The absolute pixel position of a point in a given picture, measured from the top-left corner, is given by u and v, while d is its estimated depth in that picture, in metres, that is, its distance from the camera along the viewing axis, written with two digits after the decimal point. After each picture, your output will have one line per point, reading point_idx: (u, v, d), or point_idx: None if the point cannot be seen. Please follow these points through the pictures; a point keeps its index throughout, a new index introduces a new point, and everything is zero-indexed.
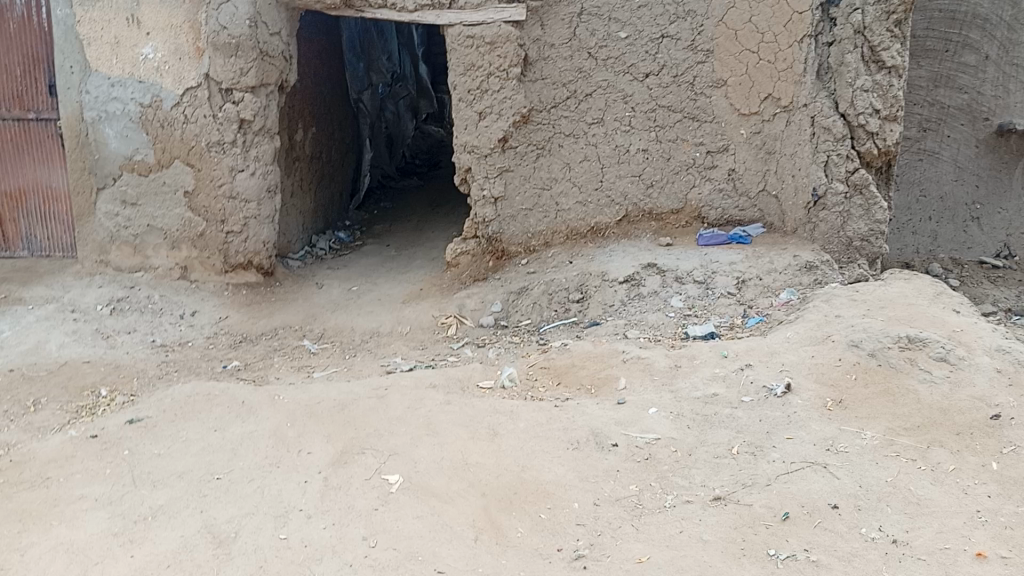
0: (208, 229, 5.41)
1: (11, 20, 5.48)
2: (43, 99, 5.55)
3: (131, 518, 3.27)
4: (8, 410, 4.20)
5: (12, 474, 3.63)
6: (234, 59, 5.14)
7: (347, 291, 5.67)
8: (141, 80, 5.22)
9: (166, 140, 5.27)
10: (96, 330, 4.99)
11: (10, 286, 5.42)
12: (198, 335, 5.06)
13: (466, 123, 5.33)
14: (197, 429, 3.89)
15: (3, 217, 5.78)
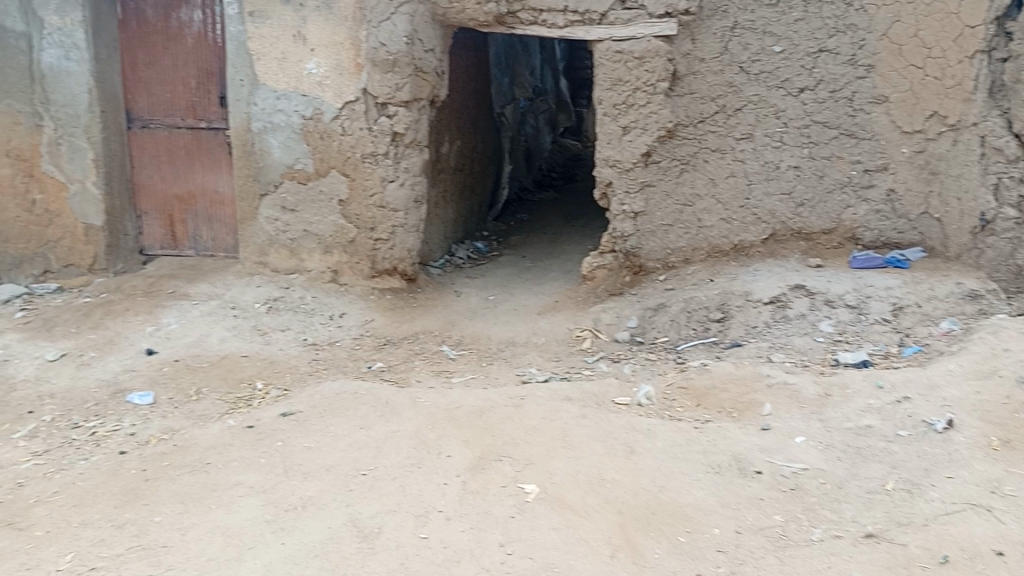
0: (359, 236, 5.68)
1: (189, 35, 5.94)
2: (215, 110, 6.01)
3: (284, 507, 3.46)
4: (174, 397, 4.55)
5: (176, 457, 3.91)
6: (391, 75, 5.39)
7: (485, 300, 5.78)
8: (304, 94, 5.55)
9: (324, 151, 5.58)
10: (253, 327, 5.32)
11: (179, 283, 5.86)
12: (346, 336, 5.30)
13: (609, 138, 5.30)
14: (344, 426, 4.07)
15: (173, 219, 6.22)
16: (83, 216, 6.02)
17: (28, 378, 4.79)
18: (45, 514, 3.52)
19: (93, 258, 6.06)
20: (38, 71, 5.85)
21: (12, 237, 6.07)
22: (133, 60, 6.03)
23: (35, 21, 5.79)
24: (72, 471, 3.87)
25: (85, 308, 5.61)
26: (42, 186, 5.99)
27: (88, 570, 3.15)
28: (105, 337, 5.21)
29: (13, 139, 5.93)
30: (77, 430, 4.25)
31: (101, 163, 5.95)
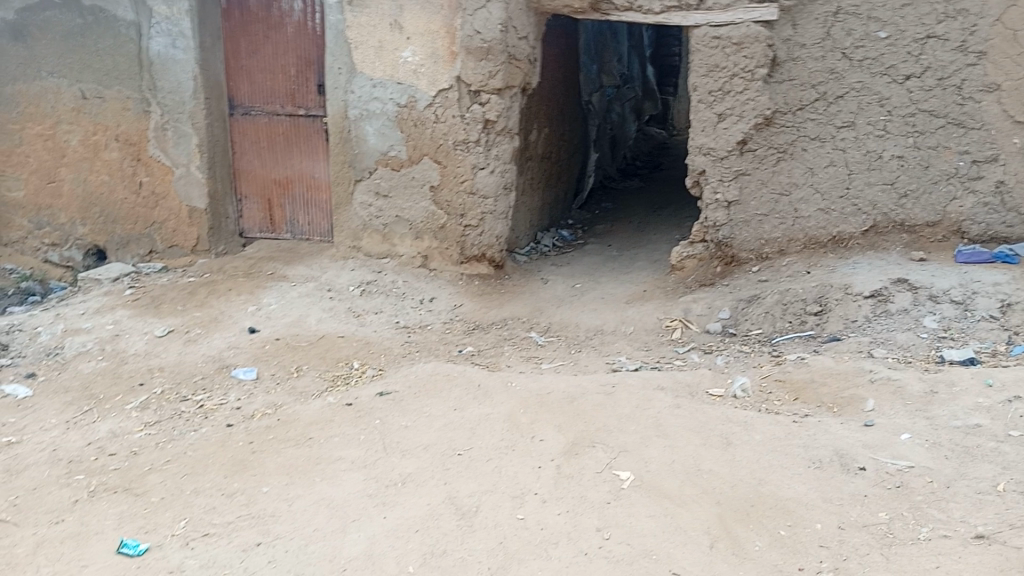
0: (449, 222, 5.78)
1: (289, 24, 6.10)
2: (313, 97, 6.17)
3: (385, 482, 3.57)
4: (276, 373, 4.74)
5: (281, 431, 4.08)
6: (484, 62, 5.45)
7: (572, 288, 5.81)
8: (399, 82, 5.67)
9: (418, 138, 5.70)
10: (348, 309, 5.48)
11: (276, 265, 6.08)
12: (437, 320, 5.41)
13: (704, 125, 5.24)
14: (439, 407, 4.17)
15: (271, 203, 6.43)
16: (187, 199, 6.31)
17: (139, 352, 5.06)
18: (160, 480, 3.72)
19: (196, 239, 6.36)
20: (147, 59, 6.14)
21: (120, 218, 6.44)
22: (235, 48, 6.24)
23: (144, 11, 6.07)
24: (183, 441, 4.06)
25: (190, 287, 5.88)
26: (149, 170, 6.32)
27: (203, 535, 3.31)
28: (209, 315, 5.45)
29: (122, 124, 6.29)
30: (186, 403, 4.46)
31: (205, 148, 6.21)
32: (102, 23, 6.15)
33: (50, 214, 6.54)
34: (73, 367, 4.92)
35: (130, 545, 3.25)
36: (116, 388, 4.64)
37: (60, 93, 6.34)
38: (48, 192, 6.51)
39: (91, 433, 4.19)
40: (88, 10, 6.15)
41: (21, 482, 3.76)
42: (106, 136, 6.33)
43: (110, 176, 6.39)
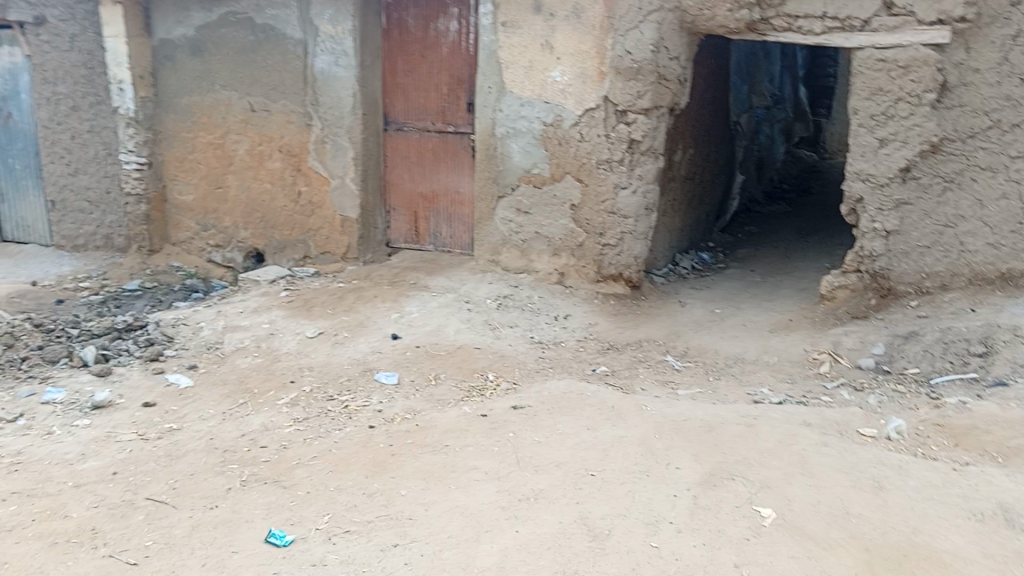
0: (587, 240, 5.83)
1: (444, 44, 6.33)
2: (462, 115, 6.37)
3: (518, 496, 3.61)
4: (415, 379, 4.90)
5: (418, 436, 4.21)
6: (633, 83, 5.44)
7: (711, 313, 5.70)
8: (547, 101, 5.77)
9: (562, 157, 5.79)
10: (485, 321, 5.59)
11: (419, 275, 6.31)
12: (571, 337, 5.42)
13: (863, 150, 5.00)
14: (572, 425, 4.19)
15: (417, 216, 6.68)
16: (340, 209, 6.65)
17: (291, 351, 5.36)
18: (306, 475, 3.89)
19: (346, 247, 6.69)
20: (311, 76, 6.52)
21: (279, 224, 6.92)
22: (393, 67, 6.53)
23: (311, 30, 6.44)
24: (328, 439, 4.26)
25: (339, 292, 6.20)
26: (307, 180, 6.72)
27: (344, 532, 3.42)
28: (355, 320, 5.72)
29: (285, 136, 6.73)
30: (331, 402, 4.67)
31: (360, 161, 6.51)
32: (272, 40, 6.58)
33: (215, 217, 7.16)
34: (231, 362, 5.26)
35: (277, 536, 3.37)
36: (269, 384, 4.93)
37: (231, 105, 6.86)
38: (215, 197, 7.12)
39: (244, 425, 4.44)
40: (260, 28, 6.59)
41: (181, 467, 3.98)
42: (270, 147, 6.80)
43: (271, 184, 6.87)
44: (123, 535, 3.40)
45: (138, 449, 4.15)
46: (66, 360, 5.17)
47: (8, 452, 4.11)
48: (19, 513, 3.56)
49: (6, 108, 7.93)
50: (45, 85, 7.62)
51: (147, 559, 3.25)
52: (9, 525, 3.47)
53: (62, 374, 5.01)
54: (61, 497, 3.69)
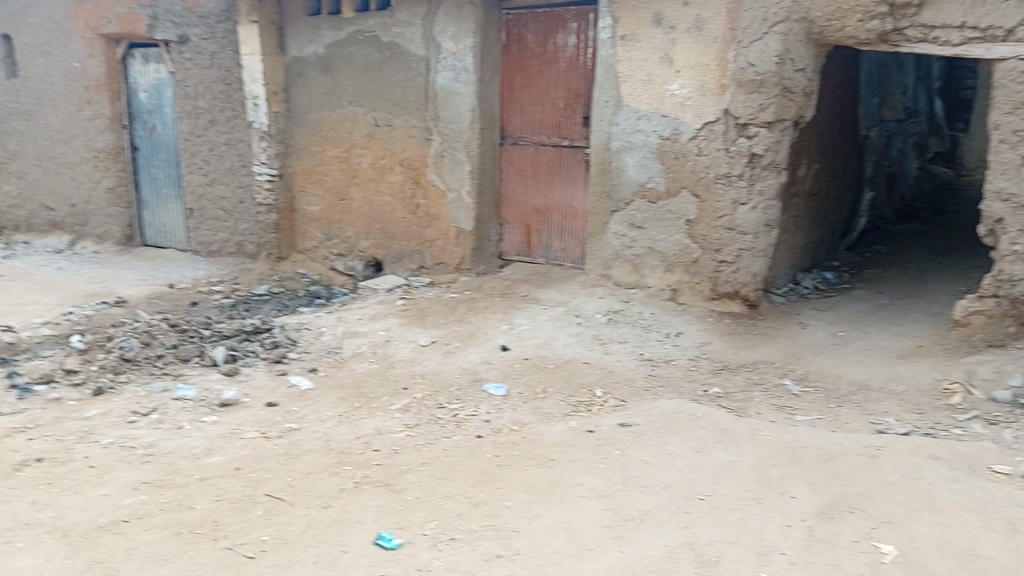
0: (703, 256, 5.71)
1: (562, 59, 6.36)
2: (578, 129, 6.37)
3: (623, 515, 3.56)
4: (523, 392, 4.93)
5: (525, 449, 4.24)
6: (756, 95, 5.31)
7: (833, 336, 5.46)
8: (665, 114, 5.70)
9: (678, 171, 5.71)
10: (594, 336, 5.57)
11: (530, 287, 6.36)
12: (682, 355, 5.32)
13: (1005, 167, 4.69)
14: (681, 446, 4.11)
15: (530, 229, 6.75)
16: (455, 221, 6.80)
17: (404, 358, 5.51)
18: (415, 481, 3.98)
19: (459, 258, 6.83)
20: (432, 92, 6.71)
21: (397, 234, 7.16)
22: (511, 82, 6.63)
23: (434, 47, 6.63)
24: (437, 446, 4.35)
25: (452, 302, 6.32)
26: (425, 192, 6.92)
27: (450, 539, 3.48)
28: (466, 330, 5.82)
29: (406, 150, 6.95)
30: (441, 410, 4.77)
31: (475, 175, 6.64)
32: (397, 57, 6.82)
33: (339, 227, 7.49)
34: (348, 366, 5.45)
35: (385, 539, 3.46)
36: (383, 389, 5.08)
37: (356, 120, 7.16)
38: (339, 208, 7.45)
39: (359, 428, 4.60)
40: (386, 46, 6.85)
41: (298, 466, 4.16)
42: (392, 160, 7.04)
43: (391, 197, 7.12)
44: (242, 529, 3.58)
45: (259, 447, 4.37)
46: (197, 359, 5.51)
47: (142, 444, 4.41)
48: (150, 501, 3.81)
49: (153, 121, 8.67)
50: (187, 100, 8.18)
51: (263, 553, 3.41)
52: (141, 512, 3.72)
53: (193, 372, 5.35)
54: (188, 488, 3.94)
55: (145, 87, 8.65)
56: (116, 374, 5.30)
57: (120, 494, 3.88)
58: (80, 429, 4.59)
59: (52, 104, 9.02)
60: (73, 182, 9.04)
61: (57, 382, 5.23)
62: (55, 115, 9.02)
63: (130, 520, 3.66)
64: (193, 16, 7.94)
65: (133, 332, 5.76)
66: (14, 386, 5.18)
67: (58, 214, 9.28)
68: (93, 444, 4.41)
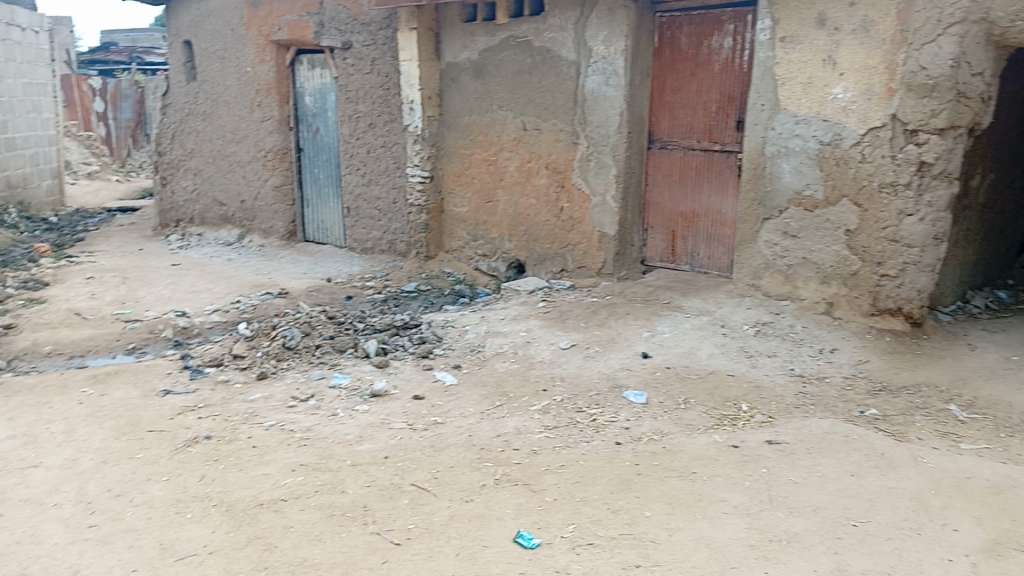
0: (863, 269, 5.42)
1: (716, 62, 6.20)
2: (730, 133, 6.20)
3: (769, 536, 3.44)
4: (664, 401, 4.85)
5: (666, 459, 4.17)
6: (926, 101, 4.97)
7: (1007, 360, 5.04)
8: (826, 119, 5.44)
9: (838, 178, 5.44)
10: (741, 348, 5.41)
11: (674, 295, 6.26)
12: (837, 373, 5.07)
13: None
14: (833, 469, 3.94)
15: (675, 235, 6.65)
16: (599, 225, 6.79)
17: (545, 360, 5.56)
18: (554, 482, 4.01)
19: (601, 263, 6.82)
20: (582, 95, 6.72)
21: (541, 236, 7.24)
22: (662, 86, 6.55)
23: (585, 51, 6.64)
24: (577, 449, 4.35)
25: (593, 306, 6.32)
26: (570, 196, 6.96)
27: (588, 545, 3.48)
28: (608, 335, 5.80)
29: (553, 154, 7.01)
30: (581, 414, 4.77)
31: (621, 179, 6.60)
32: (548, 62, 6.90)
33: (485, 228, 7.69)
34: (490, 365, 5.57)
35: (525, 538, 3.51)
36: (524, 390, 5.15)
37: (506, 124, 7.30)
38: (486, 210, 7.65)
39: (500, 426, 4.68)
40: (538, 50, 6.94)
41: (443, 458, 4.30)
42: (538, 164, 7.13)
43: (536, 200, 7.21)
44: (389, 515, 3.74)
45: (406, 438, 4.55)
46: (352, 350, 5.81)
47: (301, 428, 4.70)
48: (305, 483, 4.05)
49: (316, 124, 9.20)
50: (347, 103, 8.62)
51: (409, 540, 3.54)
52: (297, 493, 3.96)
53: (348, 362, 5.64)
54: (339, 473, 4.15)
55: (310, 91, 9.20)
56: (279, 360, 5.68)
57: (278, 474, 4.15)
58: (245, 410, 4.94)
59: (226, 107, 9.78)
60: (244, 180, 9.75)
61: (226, 365, 5.67)
62: (230, 117, 9.75)
63: (287, 499, 3.90)
64: (356, 23, 8.35)
65: (295, 322, 6.13)
66: (188, 367, 5.68)
67: (229, 209, 10.04)
68: (256, 425, 4.74)
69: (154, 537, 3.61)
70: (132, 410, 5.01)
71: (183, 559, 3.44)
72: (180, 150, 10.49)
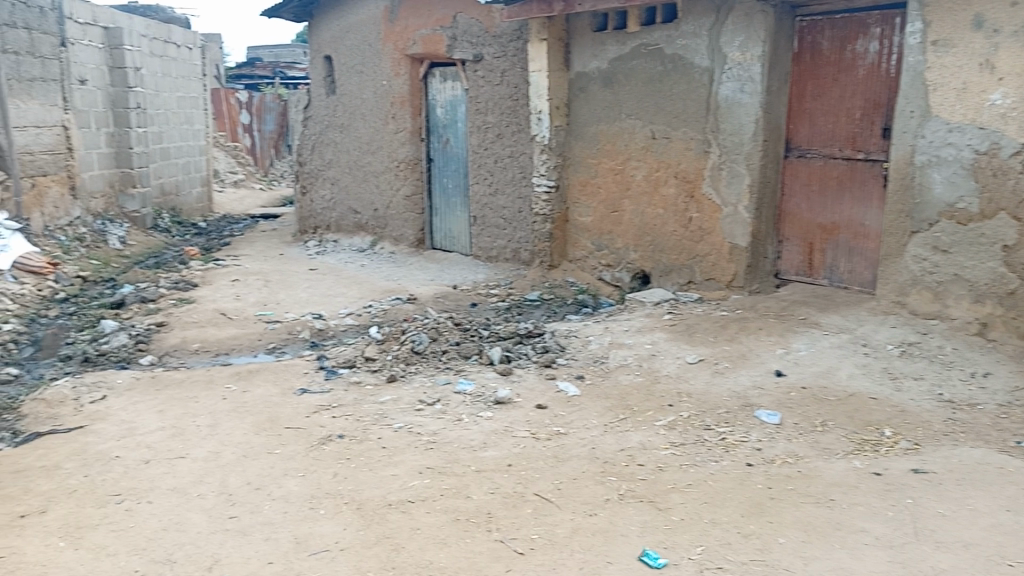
0: (1022, 288, 5.02)
1: (861, 67, 5.89)
2: (875, 141, 5.87)
3: (915, 572, 3.21)
4: (800, 423, 4.62)
5: (801, 484, 3.97)
6: None
7: None
8: (982, 127, 5.08)
9: (996, 190, 5.06)
10: (884, 369, 5.10)
11: (810, 311, 5.98)
12: (991, 400, 4.68)
13: None
14: (987, 503, 3.65)
15: (812, 248, 6.36)
16: (730, 236, 6.58)
17: (671, 374, 5.43)
18: (681, 501, 3.89)
19: (732, 275, 6.62)
20: (715, 103, 6.56)
21: (668, 247, 7.09)
22: (801, 93, 6.29)
23: (719, 58, 6.48)
24: (705, 468, 4.21)
25: (722, 320, 6.12)
26: (699, 207, 6.79)
27: (717, 568, 3.35)
28: (737, 350, 5.60)
29: (683, 163, 6.86)
30: (709, 432, 4.62)
31: (755, 189, 6.38)
32: (680, 70, 6.77)
33: (610, 238, 7.61)
34: (614, 377, 5.50)
35: (651, 557, 3.42)
36: (649, 404, 5.05)
37: (634, 133, 7.21)
38: (611, 220, 7.57)
39: (624, 440, 4.60)
40: (669, 58, 6.82)
41: (566, 469, 4.26)
42: (667, 173, 6.99)
43: (664, 210, 7.07)
44: (513, 523, 3.75)
45: (530, 447, 4.55)
46: (477, 357, 5.88)
47: (427, 431, 4.79)
48: (432, 486, 4.12)
49: (447, 134, 9.42)
50: (476, 114, 8.77)
51: (532, 551, 3.53)
52: (424, 495, 4.03)
53: (473, 369, 5.72)
54: (465, 478, 4.20)
55: (441, 102, 9.43)
56: (407, 364, 5.83)
57: (406, 476, 4.24)
58: (376, 411, 5.09)
59: (363, 119, 10.18)
60: (377, 189, 10.11)
61: (358, 367, 5.88)
62: (366, 129, 10.14)
63: (414, 501, 3.98)
64: (487, 36, 8.50)
65: (423, 326, 6.25)
66: (323, 367, 5.92)
67: (362, 216, 10.44)
68: (386, 426, 4.87)
69: (289, 531, 3.77)
70: (272, 407, 5.26)
71: (316, 554, 3.57)
72: (318, 160, 11.00)
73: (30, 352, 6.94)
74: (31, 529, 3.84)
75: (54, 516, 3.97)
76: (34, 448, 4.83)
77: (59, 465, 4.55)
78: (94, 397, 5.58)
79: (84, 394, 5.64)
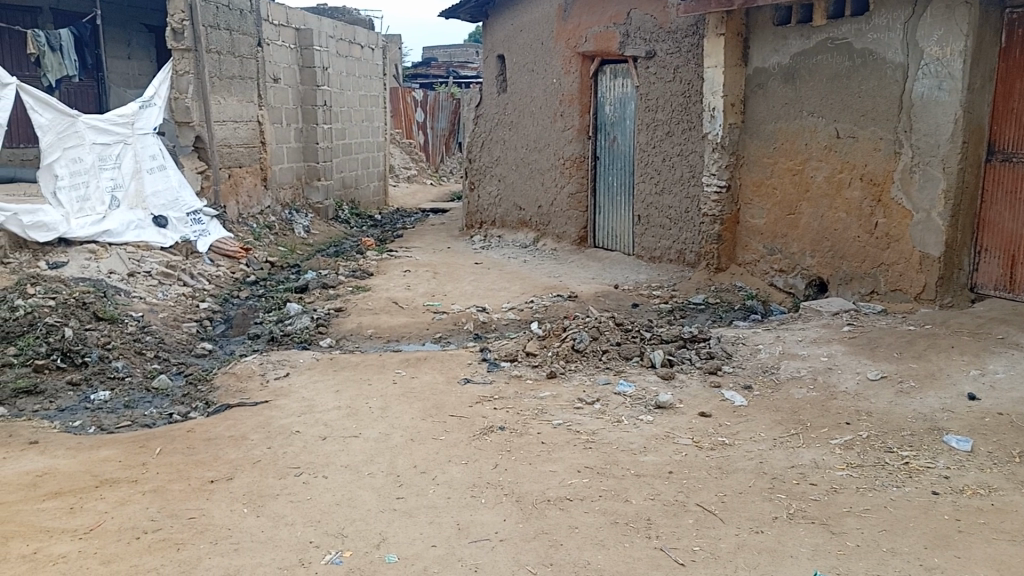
0: None
1: None
2: None
3: None
4: (995, 452, 4.19)
5: (994, 519, 3.59)
6: None
7: None
8: None
9: None
10: None
11: (1010, 330, 5.42)
12: None
13: None
14: None
15: (1014, 260, 5.73)
16: (921, 244, 6.09)
17: (849, 391, 5.09)
18: (857, 527, 3.62)
19: (921, 287, 6.13)
20: (909, 101, 6.08)
21: (849, 254, 6.67)
22: (1009, 90, 5.65)
23: (916, 53, 6.00)
24: (885, 494, 3.91)
25: (909, 335, 5.66)
26: (886, 212, 6.33)
27: None
28: (926, 369, 5.16)
29: (870, 164, 6.42)
30: (891, 455, 4.28)
31: (952, 194, 5.86)
32: (870, 65, 6.33)
33: (784, 243, 7.27)
34: (784, 390, 5.22)
35: None
36: (823, 421, 4.75)
37: (816, 132, 6.83)
38: (787, 223, 7.23)
39: (795, 456, 4.36)
40: (858, 53, 6.39)
41: (730, 482, 4.10)
42: (852, 175, 6.57)
43: (847, 214, 6.65)
44: (674, 533, 3.65)
45: (691, 455, 4.41)
46: (638, 358, 5.79)
47: (586, 430, 4.77)
48: (591, 485, 4.09)
49: (614, 132, 9.30)
50: (647, 112, 8.63)
51: (693, 563, 3.41)
52: (583, 494, 4.01)
53: (633, 370, 5.64)
54: (624, 481, 4.13)
55: (610, 100, 9.34)
56: (568, 361, 5.83)
57: (565, 473, 4.24)
58: (535, 406, 5.14)
59: (532, 117, 10.30)
60: (543, 186, 10.20)
61: (520, 361, 5.95)
62: (535, 126, 10.26)
63: (573, 499, 3.97)
64: (662, 32, 8.33)
65: (584, 324, 6.16)
66: (486, 359, 6.05)
67: (528, 213, 10.59)
68: (546, 422, 4.90)
69: (451, 517, 3.86)
70: (437, 394, 5.44)
71: (477, 542, 3.63)
72: (487, 157, 11.25)
73: (223, 329, 7.57)
74: (218, 494, 4.17)
75: (238, 484, 4.29)
76: (226, 418, 5.27)
77: (245, 436, 4.93)
78: (278, 373, 6.01)
79: (269, 371, 6.09)
